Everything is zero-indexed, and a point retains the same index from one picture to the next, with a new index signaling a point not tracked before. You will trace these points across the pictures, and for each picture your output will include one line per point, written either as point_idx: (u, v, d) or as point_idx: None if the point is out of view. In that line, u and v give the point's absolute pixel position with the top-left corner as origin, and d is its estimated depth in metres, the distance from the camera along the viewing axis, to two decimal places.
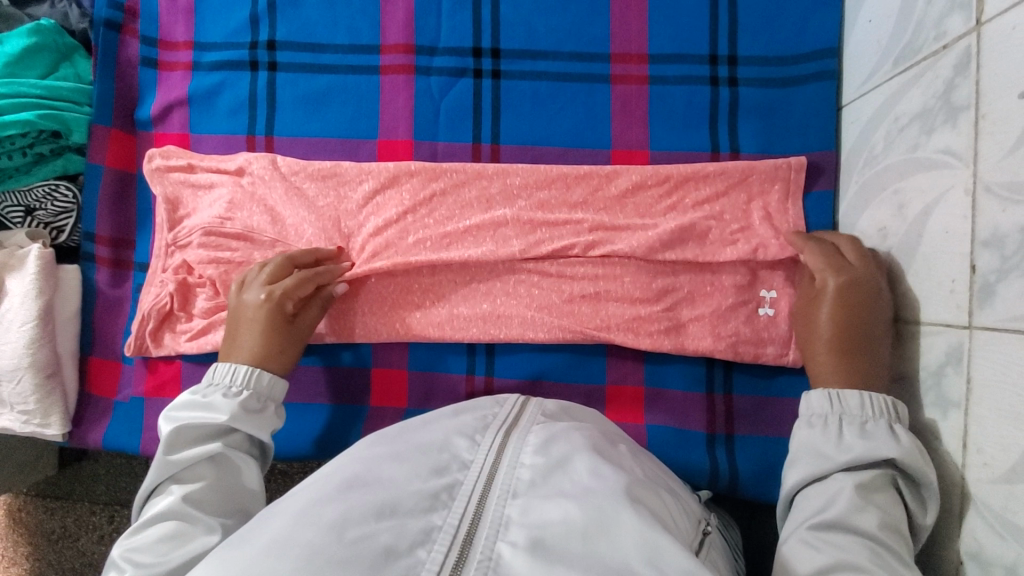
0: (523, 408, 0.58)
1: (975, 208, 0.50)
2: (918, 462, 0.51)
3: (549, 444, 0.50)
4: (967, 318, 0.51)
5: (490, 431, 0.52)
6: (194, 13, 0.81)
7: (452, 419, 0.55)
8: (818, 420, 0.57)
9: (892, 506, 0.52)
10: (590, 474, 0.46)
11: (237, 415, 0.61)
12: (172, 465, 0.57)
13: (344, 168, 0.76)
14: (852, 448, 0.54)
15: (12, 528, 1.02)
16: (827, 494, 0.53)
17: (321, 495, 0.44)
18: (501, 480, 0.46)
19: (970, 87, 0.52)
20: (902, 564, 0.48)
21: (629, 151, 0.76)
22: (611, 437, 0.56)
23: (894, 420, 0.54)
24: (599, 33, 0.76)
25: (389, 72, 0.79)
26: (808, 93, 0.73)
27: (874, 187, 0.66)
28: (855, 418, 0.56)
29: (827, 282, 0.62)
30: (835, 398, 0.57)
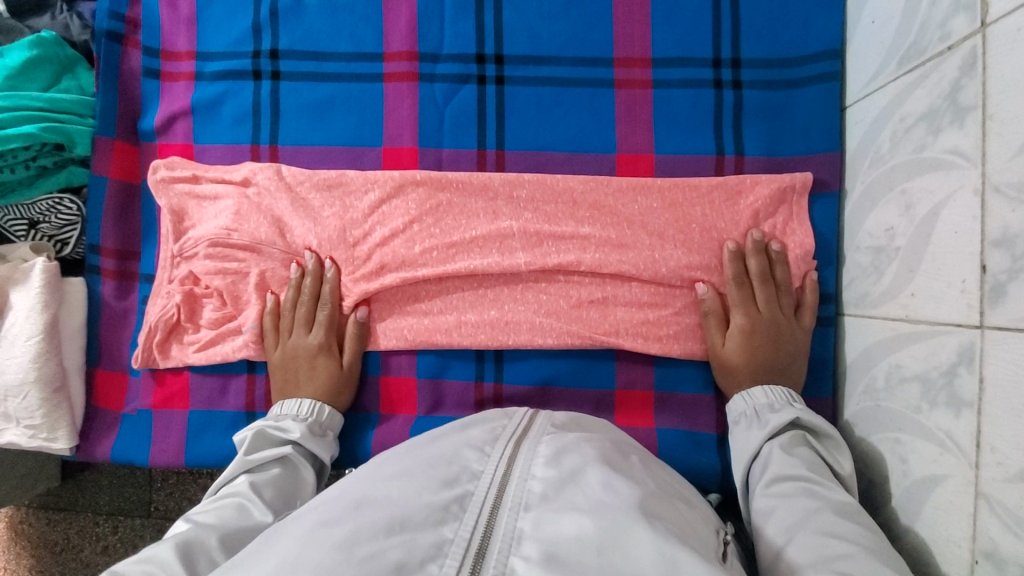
0: (533, 421, 0.58)
1: (985, 209, 0.51)
2: (813, 416, 0.65)
3: (559, 456, 0.50)
4: (978, 318, 0.51)
5: (499, 444, 0.52)
6: (196, 22, 0.81)
7: (461, 433, 0.56)
8: (741, 417, 0.69)
9: (814, 458, 0.63)
10: (600, 488, 0.46)
11: (305, 436, 0.70)
12: (247, 461, 0.67)
13: (350, 177, 0.76)
14: (768, 422, 0.65)
15: (14, 540, 1.01)
16: (764, 465, 0.63)
17: (329, 514, 0.44)
18: (512, 493, 0.46)
19: (977, 88, 0.52)
20: (834, 491, 0.58)
21: (634, 156, 0.76)
22: (622, 449, 0.56)
23: (793, 401, 0.67)
24: (602, 38, 0.76)
25: (392, 79, 0.79)
26: (812, 95, 0.73)
27: (881, 188, 0.66)
28: (764, 405, 0.67)
29: (737, 310, 0.71)
30: (748, 396, 0.69)
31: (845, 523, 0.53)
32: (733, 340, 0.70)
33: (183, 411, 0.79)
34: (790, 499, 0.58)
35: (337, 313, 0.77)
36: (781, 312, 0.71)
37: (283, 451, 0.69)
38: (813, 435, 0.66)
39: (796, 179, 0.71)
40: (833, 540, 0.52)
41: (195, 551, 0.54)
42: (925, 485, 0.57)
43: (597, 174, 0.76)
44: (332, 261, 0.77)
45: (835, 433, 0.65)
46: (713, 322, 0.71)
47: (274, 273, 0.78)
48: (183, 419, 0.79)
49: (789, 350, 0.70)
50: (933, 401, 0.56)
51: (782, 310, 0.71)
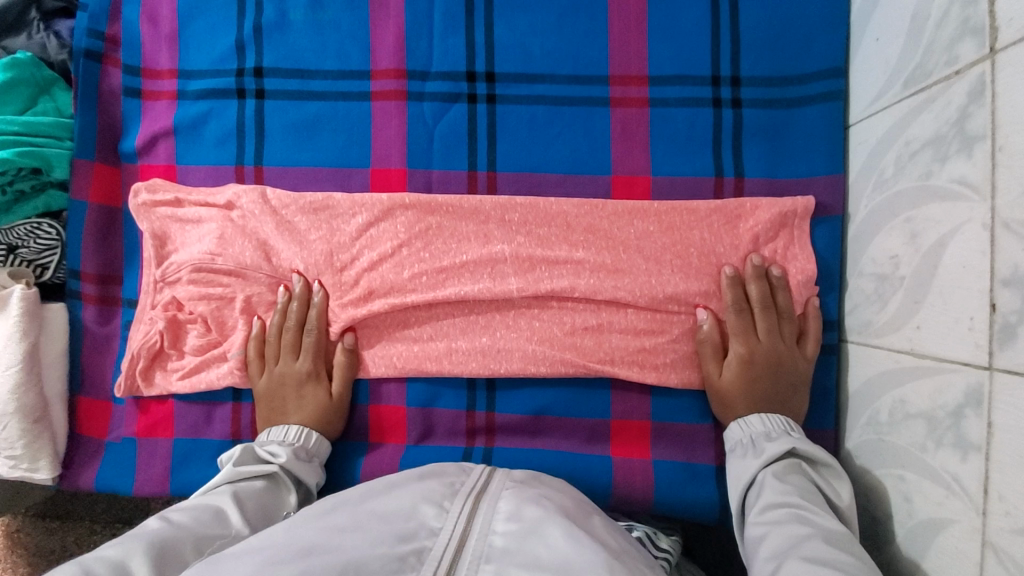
0: (491, 476, 0.57)
1: (994, 245, 0.48)
2: (809, 444, 0.63)
3: (521, 510, 0.50)
4: (987, 358, 0.49)
5: (459, 499, 0.51)
6: (178, 39, 0.78)
7: (416, 483, 0.54)
8: (737, 445, 0.67)
9: (807, 486, 0.60)
10: (565, 541, 0.45)
11: (291, 458, 0.68)
12: (234, 471, 0.66)
13: (336, 200, 0.74)
14: (762, 450, 0.64)
15: (12, 549, 0.97)
16: (758, 493, 0.61)
17: (280, 556, 0.42)
18: (472, 547, 0.45)
19: (985, 116, 0.50)
20: (823, 514, 0.56)
21: (631, 177, 0.73)
22: (584, 508, 0.55)
23: (790, 430, 0.66)
24: (597, 55, 0.74)
25: (380, 98, 0.76)
26: (815, 115, 0.71)
27: (884, 214, 0.63)
28: (760, 433, 0.65)
29: (734, 337, 0.69)
30: (743, 424, 0.67)
31: (829, 546, 0.51)
32: (730, 367, 0.69)
33: (168, 440, 0.77)
34: (781, 525, 0.56)
35: (325, 339, 0.75)
36: (782, 341, 0.69)
37: (269, 468, 0.67)
38: (810, 464, 0.63)
39: (798, 203, 0.69)
40: (819, 564, 0.49)
41: (165, 555, 0.52)
42: (930, 527, 0.55)
43: (592, 196, 0.74)
44: (320, 284, 0.74)
45: (833, 461, 0.62)
46: (710, 349, 0.69)
47: (261, 298, 0.76)
48: (167, 448, 0.77)
49: (788, 377, 0.69)
50: (938, 441, 0.54)
51: (782, 339, 0.69)
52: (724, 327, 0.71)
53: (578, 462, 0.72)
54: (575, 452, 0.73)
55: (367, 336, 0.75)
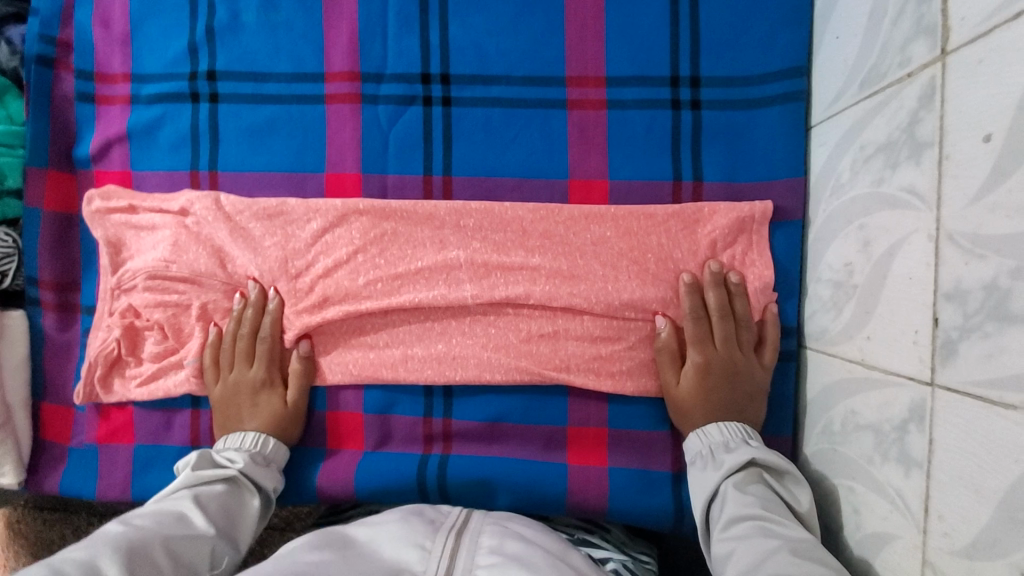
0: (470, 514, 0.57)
1: (939, 256, 0.47)
2: (768, 453, 0.62)
3: (503, 547, 0.50)
4: (930, 373, 0.47)
5: (441, 536, 0.51)
6: (131, 43, 0.77)
7: (397, 525, 0.54)
8: (696, 457, 0.65)
9: (768, 496, 0.59)
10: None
11: (250, 464, 0.68)
12: (192, 476, 0.65)
13: (291, 206, 0.73)
14: (723, 462, 0.62)
15: (12, 539, 0.93)
16: (722, 504, 0.60)
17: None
18: None
19: (934, 122, 0.48)
20: (789, 527, 0.55)
21: (588, 182, 0.72)
22: (565, 545, 0.54)
23: (748, 439, 0.64)
24: (553, 55, 0.72)
25: (334, 101, 0.75)
26: (775, 115, 0.69)
27: (841, 219, 0.61)
28: (719, 444, 0.64)
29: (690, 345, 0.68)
30: (703, 435, 0.65)
31: (801, 563, 0.50)
32: (687, 376, 0.67)
33: (129, 446, 0.78)
34: (747, 541, 0.55)
35: (279, 346, 0.75)
36: (739, 348, 0.68)
37: (228, 472, 0.66)
38: (770, 472, 0.62)
39: (755, 208, 0.67)
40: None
41: (136, 556, 0.52)
42: (876, 541, 0.55)
43: (548, 201, 0.72)
44: (276, 291, 0.74)
45: (793, 468, 0.61)
46: (667, 358, 0.68)
47: (217, 304, 0.75)
48: (129, 454, 0.77)
49: (745, 386, 0.67)
50: (885, 455, 0.53)
51: (740, 346, 0.68)
52: (682, 334, 0.70)
53: (534, 469, 0.71)
54: (531, 460, 0.72)
55: (322, 343, 0.74)
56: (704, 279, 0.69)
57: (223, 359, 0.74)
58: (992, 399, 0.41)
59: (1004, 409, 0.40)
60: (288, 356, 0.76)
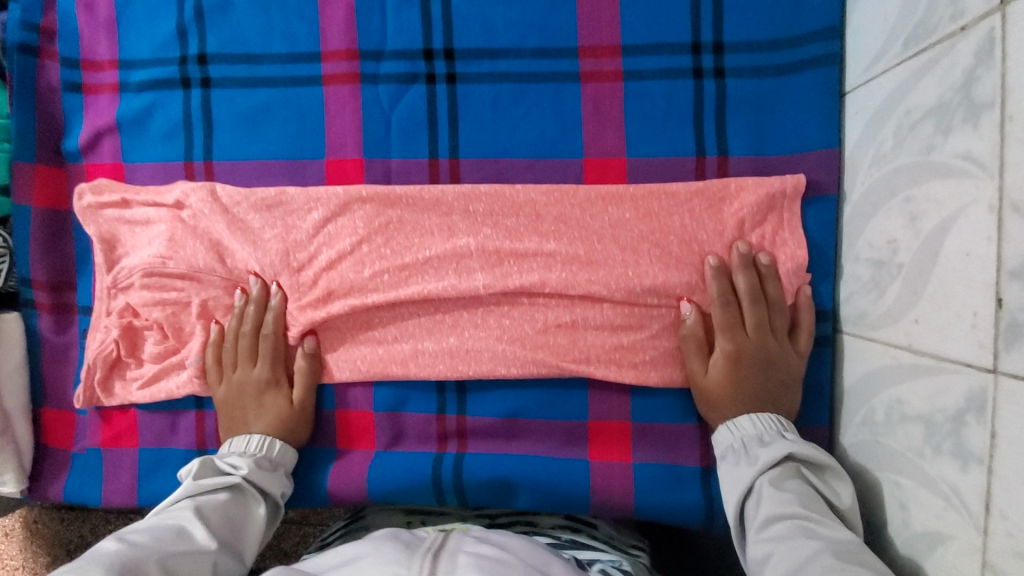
0: (452, 538, 0.47)
1: (1002, 230, 0.42)
2: (806, 447, 0.58)
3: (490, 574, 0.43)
4: (992, 360, 0.43)
5: (417, 564, 0.43)
6: (117, 27, 0.73)
7: (369, 550, 0.46)
8: (727, 451, 0.61)
9: (807, 493, 0.55)
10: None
11: (256, 468, 0.65)
12: (195, 485, 0.62)
13: (290, 195, 0.69)
14: (757, 457, 0.58)
15: (31, 539, 0.92)
16: (756, 504, 0.56)
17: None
18: None
19: (994, 80, 0.43)
20: (832, 528, 0.51)
21: (604, 160, 0.67)
22: (546, 557, 0.49)
23: (783, 431, 0.60)
24: (564, 24, 0.67)
25: (332, 82, 0.71)
26: (806, 82, 0.63)
27: (882, 193, 0.57)
28: (752, 438, 0.60)
29: (719, 333, 0.64)
30: (734, 427, 0.62)
31: (849, 570, 0.46)
32: (715, 366, 0.63)
33: (133, 449, 0.75)
34: (785, 544, 0.51)
35: (284, 344, 0.71)
36: (772, 335, 0.63)
37: (233, 478, 0.63)
38: (808, 466, 0.58)
39: (787, 182, 0.63)
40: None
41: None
42: (928, 540, 0.50)
43: (563, 182, 0.68)
44: (278, 285, 0.70)
45: (833, 462, 0.57)
46: (693, 347, 0.64)
47: (218, 301, 0.72)
48: (133, 458, 0.75)
49: (779, 375, 0.63)
50: (937, 448, 0.49)
51: (773, 333, 0.64)
52: (709, 322, 0.65)
53: (554, 466, 0.68)
54: (550, 456, 0.68)
55: (328, 339, 0.71)
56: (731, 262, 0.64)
57: (226, 358, 0.71)
58: None
59: None
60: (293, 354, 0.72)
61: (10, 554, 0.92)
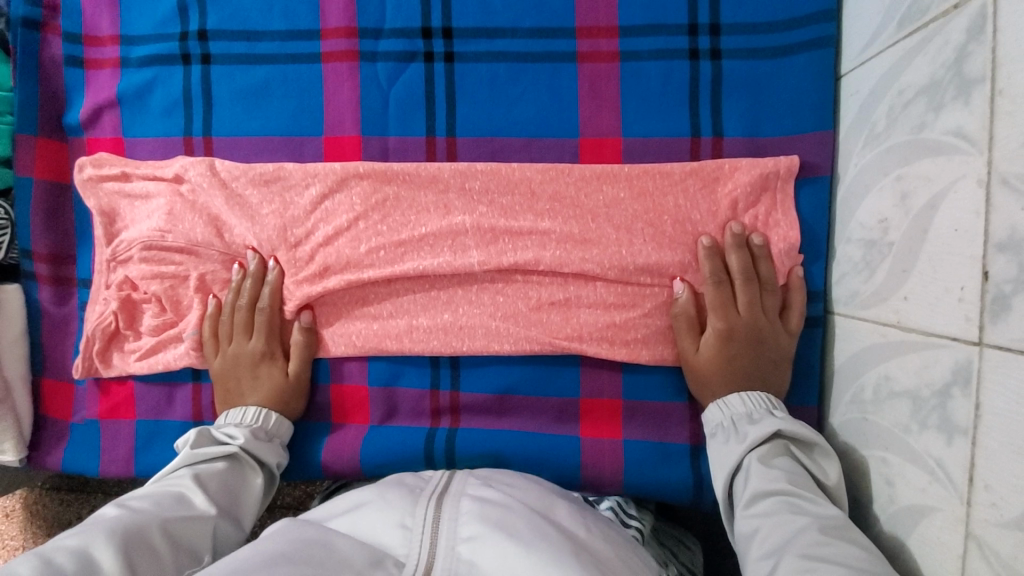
0: (452, 477, 0.54)
1: (990, 204, 0.42)
2: (796, 425, 0.58)
3: (484, 510, 0.48)
4: (978, 333, 0.43)
5: (421, 506, 0.48)
6: (119, 3, 0.74)
7: (374, 497, 0.51)
8: (717, 429, 0.62)
9: (794, 470, 0.56)
10: (529, 554, 0.43)
11: (251, 439, 0.66)
12: (193, 455, 0.62)
13: (288, 170, 0.70)
14: (747, 434, 0.58)
15: (30, 521, 0.93)
16: (745, 480, 0.56)
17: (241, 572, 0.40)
18: (442, 564, 0.43)
19: (985, 56, 0.43)
20: (816, 503, 0.52)
21: (599, 140, 0.68)
22: (550, 499, 0.53)
23: (772, 410, 0.61)
24: (561, 4, 0.67)
25: (331, 59, 0.71)
26: (802, 64, 0.64)
27: (875, 173, 0.57)
28: (742, 416, 0.60)
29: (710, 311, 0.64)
30: (725, 405, 0.62)
31: (834, 543, 0.47)
32: (705, 344, 0.64)
33: (131, 421, 0.76)
34: (773, 518, 0.51)
35: (280, 318, 0.72)
36: (763, 314, 0.64)
37: (229, 449, 0.64)
38: (797, 444, 0.59)
39: (780, 163, 0.63)
40: (821, 563, 0.45)
41: (133, 542, 0.49)
42: (912, 514, 0.51)
43: (558, 161, 0.68)
44: (275, 260, 0.71)
45: (821, 440, 0.58)
46: (683, 326, 0.65)
47: (215, 276, 0.72)
48: (130, 430, 0.76)
49: (769, 353, 0.64)
50: (923, 423, 0.49)
51: (764, 312, 0.64)
52: (700, 301, 0.66)
53: (546, 442, 0.69)
54: (542, 433, 0.69)
55: (324, 314, 0.71)
56: (724, 241, 0.65)
57: (223, 331, 0.72)
58: None
59: None
60: (289, 328, 0.73)
61: (10, 535, 0.92)
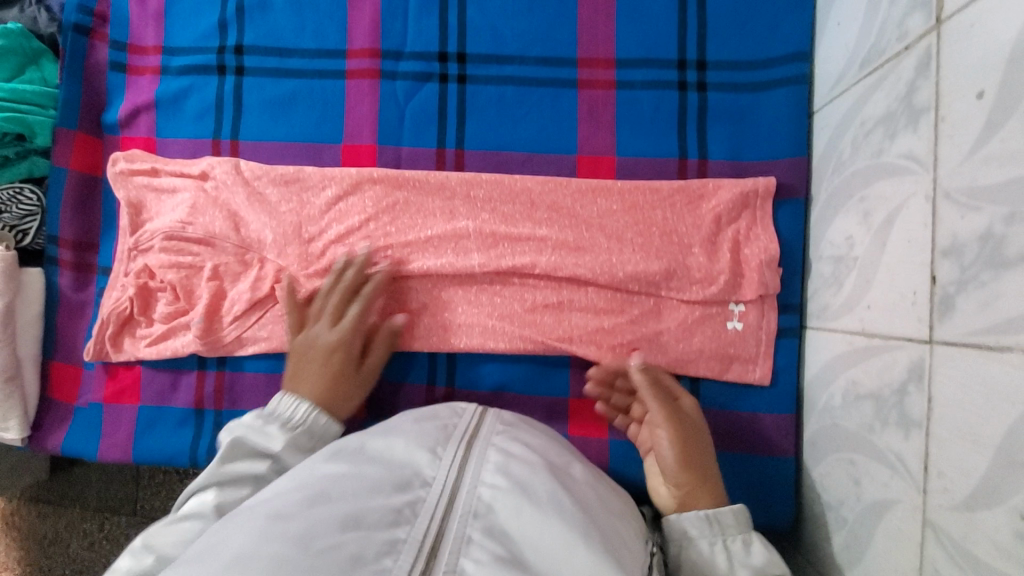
0: (482, 420, 0.60)
1: (936, 216, 0.47)
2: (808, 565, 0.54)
3: (508, 463, 0.52)
4: (928, 332, 0.48)
5: (451, 445, 0.54)
6: (165, 17, 0.81)
7: (410, 428, 0.57)
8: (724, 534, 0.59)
9: None
10: (545, 511, 0.47)
11: (286, 447, 0.60)
12: (218, 471, 0.57)
13: (307, 173, 0.75)
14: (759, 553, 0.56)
15: (5, 531, 0.94)
16: None
17: (278, 513, 0.44)
18: (463, 500, 0.48)
19: (931, 89, 0.49)
20: None
21: (595, 157, 0.74)
22: (567, 459, 0.58)
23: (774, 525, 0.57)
24: (566, 37, 0.75)
25: (354, 76, 0.78)
26: (778, 99, 0.71)
27: (843, 196, 0.62)
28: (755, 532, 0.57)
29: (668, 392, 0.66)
30: (711, 520, 0.57)
31: None
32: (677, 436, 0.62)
33: (134, 406, 0.79)
34: None
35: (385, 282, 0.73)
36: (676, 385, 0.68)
37: (255, 470, 0.58)
38: None
39: (759, 183, 0.69)
40: None
41: None
42: (876, 510, 0.54)
43: (558, 174, 0.74)
44: (282, 259, 0.75)
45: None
46: (657, 415, 0.63)
47: (228, 268, 0.76)
48: (133, 414, 0.78)
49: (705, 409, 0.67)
50: (885, 421, 0.53)
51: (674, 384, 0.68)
52: (663, 390, 0.66)
53: None
54: None
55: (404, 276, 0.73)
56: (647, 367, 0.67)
57: (231, 320, 0.75)
58: (990, 345, 0.41)
59: (1003, 354, 0.40)
60: (394, 296, 0.75)
61: None
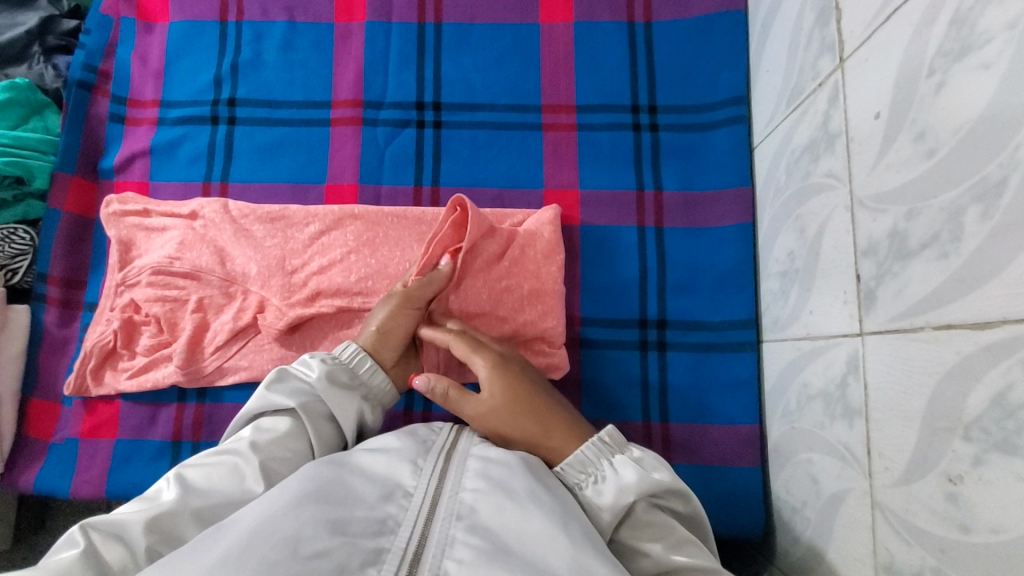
0: (460, 434, 0.60)
1: (855, 223, 0.53)
2: (638, 482, 0.53)
3: (488, 469, 0.53)
4: (859, 326, 0.52)
5: (432, 456, 0.55)
6: (164, 74, 0.89)
7: (394, 441, 0.57)
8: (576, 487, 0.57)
9: (665, 526, 0.53)
10: (523, 512, 0.48)
11: (322, 378, 0.61)
12: (261, 397, 0.59)
13: (292, 211, 0.80)
14: (607, 494, 0.54)
15: None
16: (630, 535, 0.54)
17: (267, 517, 0.44)
18: (445, 505, 0.49)
19: (841, 116, 0.56)
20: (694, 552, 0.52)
21: (561, 191, 0.81)
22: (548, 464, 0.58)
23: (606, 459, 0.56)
24: (531, 87, 0.83)
25: (339, 123, 0.85)
26: (722, 137, 0.79)
27: (783, 217, 0.69)
28: (587, 479, 0.56)
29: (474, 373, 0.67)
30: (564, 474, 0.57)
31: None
32: (499, 396, 0.64)
33: (111, 440, 0.79)
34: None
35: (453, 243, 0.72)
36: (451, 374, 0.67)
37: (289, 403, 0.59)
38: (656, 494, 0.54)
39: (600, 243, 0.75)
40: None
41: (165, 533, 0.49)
42: (834, 503, 0.56)
43: (527, 208, 0.80)
44: (266, 289, 0.77)
45: (673, 482, 0.54)
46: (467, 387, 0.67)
47: (213, 300, 0.79)
48: (109, 449, 0.79)
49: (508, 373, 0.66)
50: (833, 414, 0.57)
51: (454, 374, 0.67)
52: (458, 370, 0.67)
53: None
54: None
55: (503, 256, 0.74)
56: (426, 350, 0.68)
57: (212, 351, 0.78)
58: (906, 328, 0.46)
59: (916, 333, 0.45)
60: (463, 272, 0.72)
61: None
